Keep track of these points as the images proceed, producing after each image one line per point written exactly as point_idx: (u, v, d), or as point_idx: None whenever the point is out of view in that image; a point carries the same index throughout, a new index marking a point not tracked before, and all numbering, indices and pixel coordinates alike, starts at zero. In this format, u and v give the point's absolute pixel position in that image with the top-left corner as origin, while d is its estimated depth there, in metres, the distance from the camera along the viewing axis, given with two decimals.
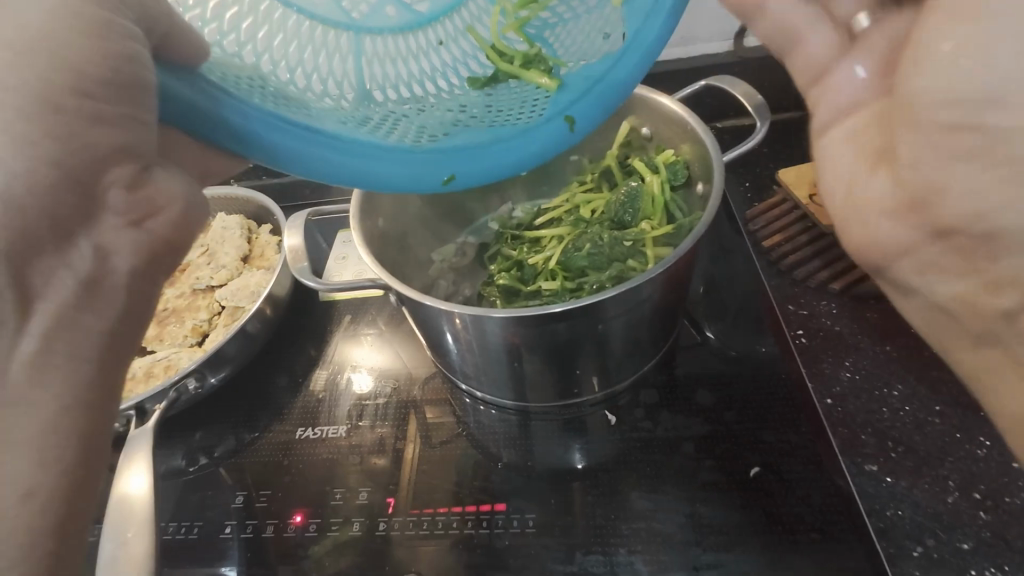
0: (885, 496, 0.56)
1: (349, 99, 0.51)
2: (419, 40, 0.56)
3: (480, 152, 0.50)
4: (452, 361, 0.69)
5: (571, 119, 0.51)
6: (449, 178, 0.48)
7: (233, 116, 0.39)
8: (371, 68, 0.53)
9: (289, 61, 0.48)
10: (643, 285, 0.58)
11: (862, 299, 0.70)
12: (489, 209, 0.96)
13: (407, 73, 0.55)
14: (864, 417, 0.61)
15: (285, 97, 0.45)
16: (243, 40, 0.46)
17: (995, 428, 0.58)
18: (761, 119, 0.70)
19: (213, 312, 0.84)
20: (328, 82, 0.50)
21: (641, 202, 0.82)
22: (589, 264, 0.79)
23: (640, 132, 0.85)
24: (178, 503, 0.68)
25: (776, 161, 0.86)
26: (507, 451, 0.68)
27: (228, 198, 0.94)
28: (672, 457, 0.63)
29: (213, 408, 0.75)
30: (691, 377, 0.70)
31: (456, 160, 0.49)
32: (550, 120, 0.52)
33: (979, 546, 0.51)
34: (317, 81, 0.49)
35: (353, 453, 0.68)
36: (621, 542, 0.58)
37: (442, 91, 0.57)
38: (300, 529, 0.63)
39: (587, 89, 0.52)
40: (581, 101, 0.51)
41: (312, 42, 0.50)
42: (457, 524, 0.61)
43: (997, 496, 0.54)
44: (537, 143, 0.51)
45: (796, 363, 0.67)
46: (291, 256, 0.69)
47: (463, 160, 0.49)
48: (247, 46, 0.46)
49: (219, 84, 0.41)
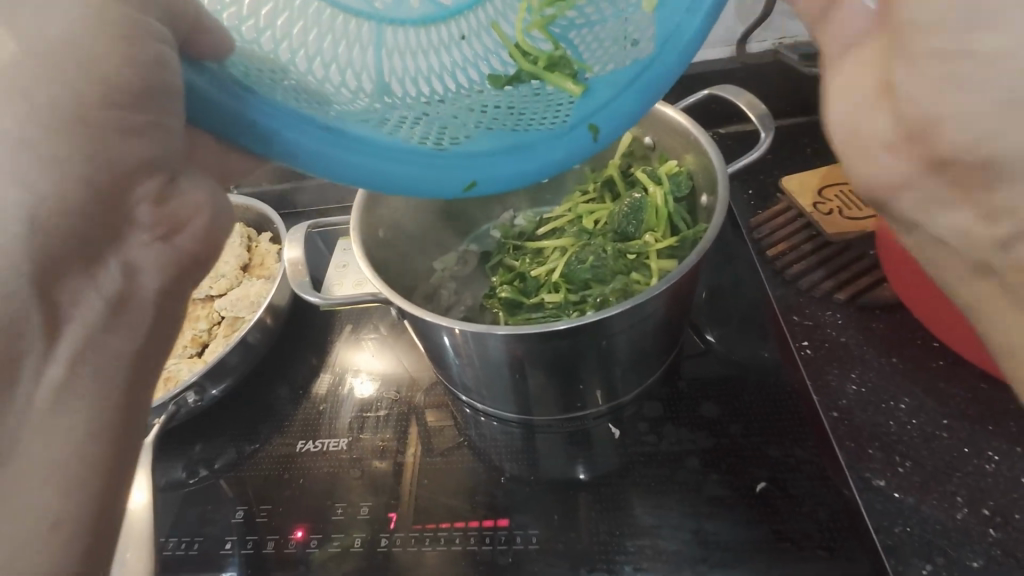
0: (892, 512, 0.56)
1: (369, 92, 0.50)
2: (439, 33, 0.55)
3: (500, 158, 0.48)
4: (455, 374, 0.68)
5: (594, 127, 0.49)
6: (468, 185, 0.47)
7: (256, 114, 0.39)
8: (392, 61, 0.53)
9: (308, 50, 0.47)
10: (648, 299, 0.58)
11: (869, 309, 0.70)
12: (490, 216, 0.96)
13: (426, 67, 0.54)
14: (871, 431, 0.61)
15: (304, 90, 0.45)
16: (261, 27, 0.45)
17: (1003, 442, 0.58)
18: (764, 129, 0.69)
19: (213, 322, 0.83)
20: (347, 74, 0.49)
21: (645, 213, 0.82)
22: (591, 275, 0.79)
23: (643, 140, 0.84)
24: (178, 517, 0.68)
25: (779, 167, 0.86)
26: (509, 463, 0.67)
27: (228, 206, 0.94)
28: (677, 472, 0.63)
29: (214, 420, 0.75)
30: (695, 388, 0.70)
31: (475, 165, 0.47)
32: (577, 125, 0.50)
33: (988, 565, 0.51)
34: (336, 72, 0.48)
35: (353, 466, 0.68)
36: (625, 558, 0.57)
37: (460, 87, 0.55)
38: (301, 544, 0.62)
39: (616, 93, 0.49)
40: (606, 109, 0.49)
41: (331, 33, 0.49)
42: (459, 540, 0.60)
43: (1006, 512, 0.53)
44: (560, 150, 0.49)
45: (802, 374, 0.66)
46: (291, 269, 0.69)
47: (483, 165, 0.48)
48: (265, 33, 0.45)
49: (244, 82, 0.40)
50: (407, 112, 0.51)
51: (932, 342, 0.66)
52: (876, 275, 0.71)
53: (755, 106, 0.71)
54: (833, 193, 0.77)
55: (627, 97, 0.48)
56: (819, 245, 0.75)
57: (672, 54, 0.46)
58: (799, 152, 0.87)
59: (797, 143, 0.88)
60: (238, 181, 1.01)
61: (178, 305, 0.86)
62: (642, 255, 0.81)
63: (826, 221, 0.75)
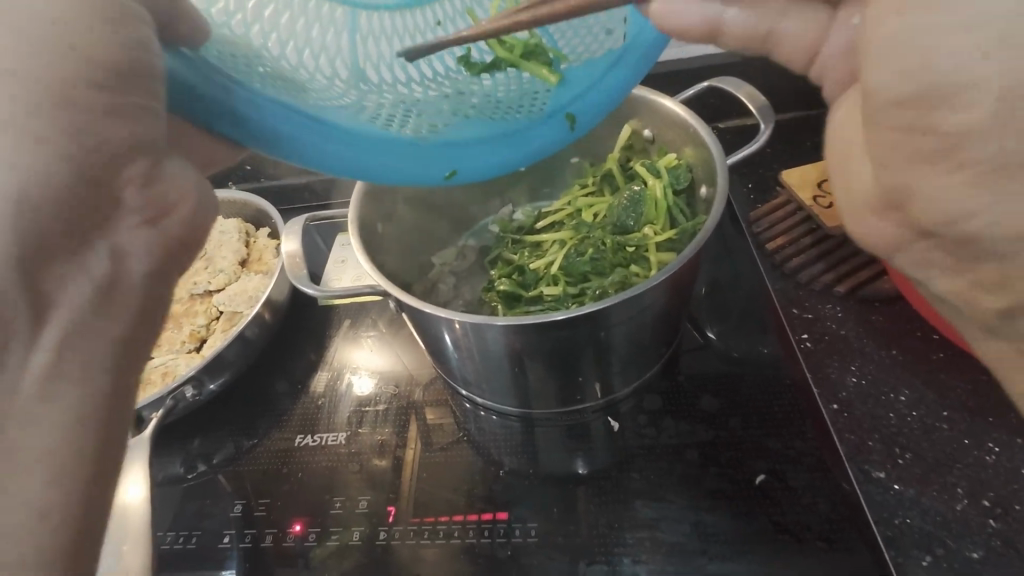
0: (893, 504, 0.55)
1: (344, 79, 0.46)
2: (418, 11, 0.51)
3: (481, 145, 0.50)
4: (454, 367, 0.68)
5: (571, 117, 0.51)
6: (451, 171, 0.49)
7: (245, 108, 0.39)
8: (366, 45, 0.47)
9: (278, 34, 0.42)
10: (647, 291, 0.58)
11: (868, 302, 0.70)
12: (489, 211, 0.96)
13: (401, 53, 0.49)
14: (871, 423, 0.61)
15: (277, 80, 0.42)
16: (230, 11, 0.41)
17: (1004, 434, 0.57)
18: (764, 122, 0.69)
19: (211, 317, 0.83)
20: (321, 59, 0.45)
21: (644, 206, 0.82)
22: (590, 268, 0.79)
23: (642, 134, 0.84)
24: (176, 512, 0.68)
25: (779, 161, 0.86)
26: (509, 456, 0.67)
27: (226, 202, 0.94)
28: (676, 465, 0.63)
29: (212, 415, 0.75)
30: (694, 382, 0.69)
31: (456, 151, 0.49)
32: (553, 114, 0.52)
33: (989, 555, 0.51)
34: (310, 58, 0.44)
35: (352, 460, 0.68)
36: (624, 551, 0.57)
37: (437, 75, 0.51)
38: (299, 538, 0.62)
39: (587, 87, 0.52)
40: (580, 99, 0.52)
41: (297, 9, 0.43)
42: (458, 533, 0.60)
43: (1006, 503, 0.53)
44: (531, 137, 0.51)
45: (802, 367, 0.66)
46: (289, 262, 0.69)
47: (464, 151, 0.49)
48: (235, 16, 0.41)
49: (220, 68, 0.39)
50: (384, 102, 0.48)
51: (932, 334, 0.66)
52: (876, 267, 0.71)
53: (754, 98, 0.71)
54: None
55: (596, 94, 0.52)
56: (818, 238, 0.75)
57: (639, 52, 0.50)
58: (798, 146, 0.87)
59: (796, 137, 0.88)
60: (236, 177, 1.00)
61: (175, 301, 0.86)
62: (641, 248, 0.81)
63: (826, 213, 0.75)
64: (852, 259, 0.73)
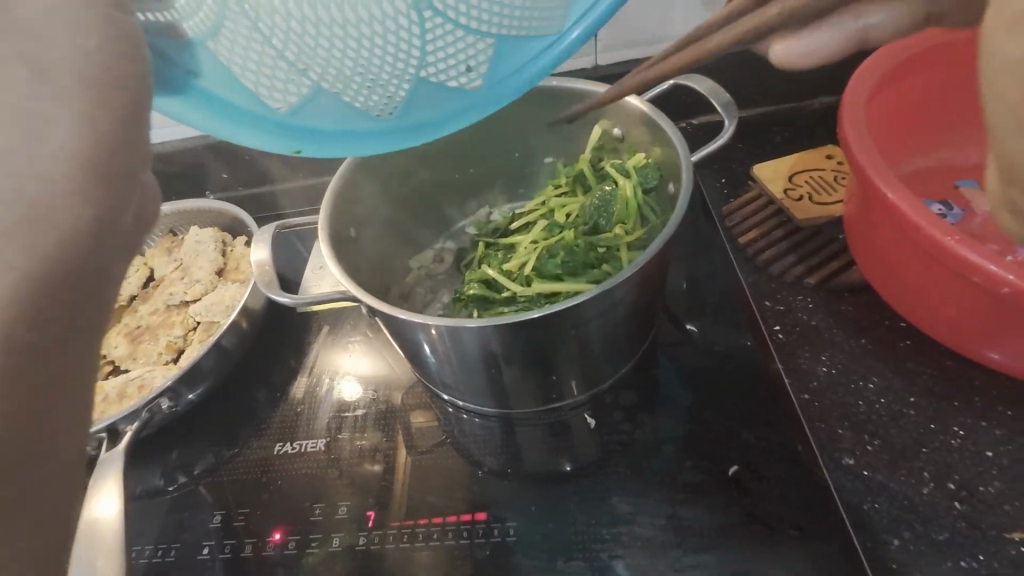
0: (865, 489, 0.56)
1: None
2: None
3: (332, 134, 0.46)
4: (428, 369, 0.68)
5: (421, 129, 0.47)
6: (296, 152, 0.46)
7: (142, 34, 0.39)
8: None
9: None
10: (614, 286, 0.58)
11: (838, 292, 0.70)
12: (467, 213, 0.96)
13: None
14: (841, 411, 0.61)
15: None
16: None
17: (969, 417, 0.59)
18: (728, 117, 0.70)
19: (188, 328, 0.82)
20: None
21: (614, 205, 0.83)
22: (563, 269, 0.79)
23: (610, 132, 0.84)
24: (154, 527, 0.67)
25: (750, 155, 0.86)
26: (488, 457, 0.67)
27: (202, 211, 0.93)
28: (649, 459, 0.64)
29: (190, 426, 0.74)
30: (670, 377, 0.71)
31: (305, 131, 0.45)
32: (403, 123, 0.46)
33: (956, 536, 0.52)
34: None
35: (331, 465, 0.68)
36: (602, 547, 0.58)
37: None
38: (279, 546, 0.62)
39: (426, 110, 0.46)
40: (430, 121, 0.47)
41: None
42: (438, 534, 0.61)
43: (971, 485, 0.55)
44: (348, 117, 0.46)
45: (773, 359, 0.67)
46: (258, 270, 0.68)
47: (311, 134, 0.46)
48: None
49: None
50: (259, 54, 0.40)
51: (899, 323, 0.67)
52: (845, 257, 0.72)
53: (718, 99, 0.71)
54: (803, 179, 0.79)
55: (441, 121, 0.47)
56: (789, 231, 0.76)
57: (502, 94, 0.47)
58: (768, 140, 0.87)
59: (766, 130, 0.89)
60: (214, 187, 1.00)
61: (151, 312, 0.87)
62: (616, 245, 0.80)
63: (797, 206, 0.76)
64: (822, 250, 0.73)
